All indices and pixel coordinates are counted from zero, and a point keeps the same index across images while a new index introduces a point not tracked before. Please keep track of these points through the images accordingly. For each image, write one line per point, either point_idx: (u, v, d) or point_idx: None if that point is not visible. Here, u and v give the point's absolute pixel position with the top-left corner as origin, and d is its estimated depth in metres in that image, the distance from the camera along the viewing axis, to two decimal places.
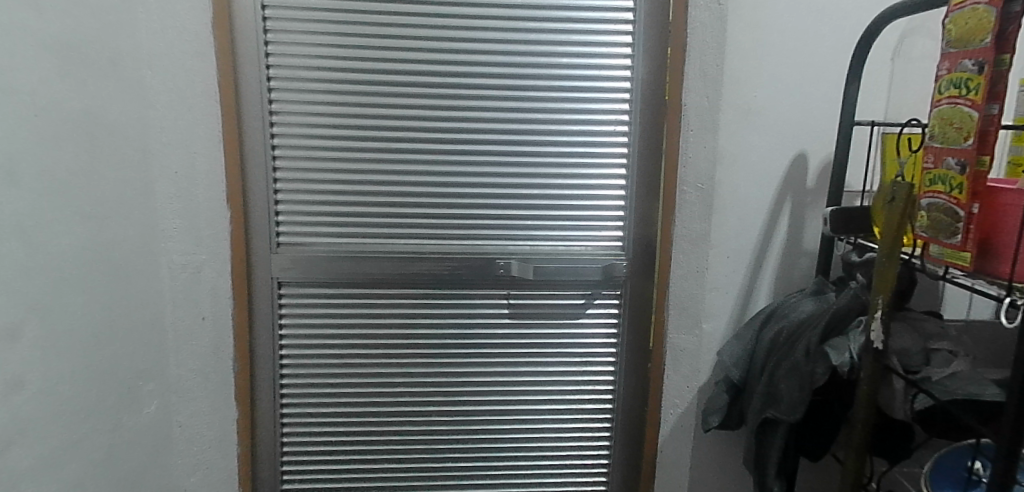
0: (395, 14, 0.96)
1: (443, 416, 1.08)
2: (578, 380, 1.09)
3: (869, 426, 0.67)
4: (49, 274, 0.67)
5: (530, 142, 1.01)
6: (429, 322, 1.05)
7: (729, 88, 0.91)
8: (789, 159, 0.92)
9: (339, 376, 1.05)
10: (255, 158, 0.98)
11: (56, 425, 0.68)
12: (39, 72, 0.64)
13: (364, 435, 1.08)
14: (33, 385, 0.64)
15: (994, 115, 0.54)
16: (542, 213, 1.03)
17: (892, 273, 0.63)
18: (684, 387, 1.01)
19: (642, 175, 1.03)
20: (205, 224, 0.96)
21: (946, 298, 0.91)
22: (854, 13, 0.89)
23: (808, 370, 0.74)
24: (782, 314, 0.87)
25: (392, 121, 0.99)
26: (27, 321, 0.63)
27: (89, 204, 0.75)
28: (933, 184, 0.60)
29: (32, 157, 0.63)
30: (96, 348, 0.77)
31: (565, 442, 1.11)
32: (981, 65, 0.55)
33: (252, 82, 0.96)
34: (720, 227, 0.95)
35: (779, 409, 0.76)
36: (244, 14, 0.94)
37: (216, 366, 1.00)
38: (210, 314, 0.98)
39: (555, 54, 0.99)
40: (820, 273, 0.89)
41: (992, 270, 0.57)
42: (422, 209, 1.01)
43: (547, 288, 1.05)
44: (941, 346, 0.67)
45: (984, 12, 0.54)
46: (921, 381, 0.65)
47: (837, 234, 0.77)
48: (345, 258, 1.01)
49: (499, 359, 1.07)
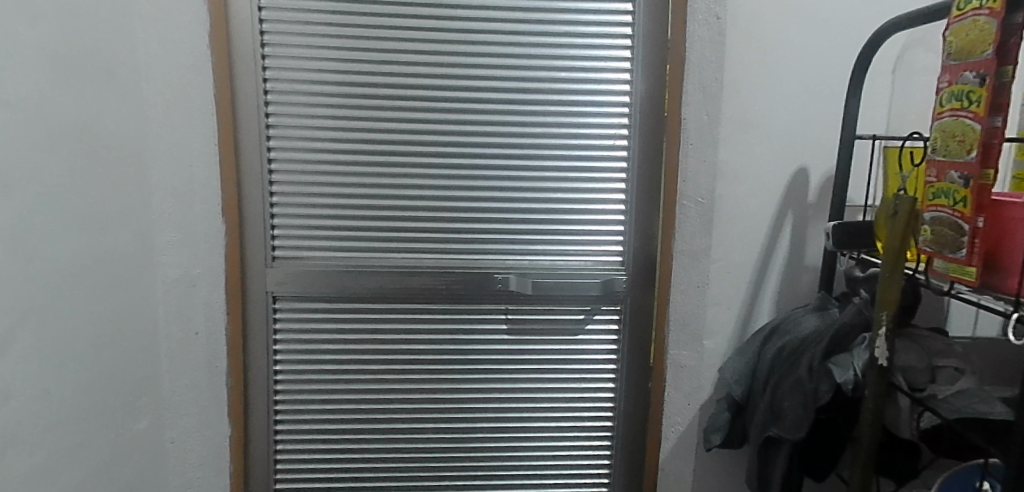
0: (396, 28, 0.96)
1: (441, 434, 1.06)
2: (578, 397, 1.07)
3: (875, 444, 0.65)
4: (40, 284, 0.65)
5: (529, 156, 1.00)
6: (428, 338, 1.04)
7: (729, 103, 0.91)
8: (789, 175, 0.92)
9: (337, 392, 1.04)
10: (253, 171, 0.97)
11: (46, 436, 0.67)
12: (32, 82, 0.64)
13: (360, 453, 1.06)
14: (21, 396, 0.62)
15: (998, 127, 0.53)
16: (541, 227, 1.02)
17: (898, 289, 0.62)
18: (684, 405, 1.00)
19: (642, 189, 1.02)
20: (200, 237, 0.95)
21: (951, 315, 0.90)
22: (853, 29, 0.89)
23: (811, 388, 0.72)
24: (785, 329, 0.85)
25: (390, 134, 0.98)
26: (17, 329, 0.62)
27: (81, 213, 0.74)
28: (937, 198, 0.60)
29: (23, 166, 0.62)
30: (86, 357, 0.75)
31: (566, 461, 1.09)
32: (982, 77, 0.54)
33: (250, 94, 0.96)
34: (722, 241, 0.94)
35: (783, 427, 0.74)
36: (242, 28, 0.94)
37: (209, 383, 0.99)
38: (203, 330, 0.97)
39: (554, 69, 0.99)
40: (823, 288, 0.87)
41: (999, 285, 0.55)
42: (422, 222, 1.00)
43: (545, 303, 1.04)
44: (947, 363, 0.66)
45: (985, 24, 0.54)
46: (927, 398, 0.64)
47: (840, 248, 0.75)
48: (344, 272, 1.00)
49: (498, 376, 1.05)
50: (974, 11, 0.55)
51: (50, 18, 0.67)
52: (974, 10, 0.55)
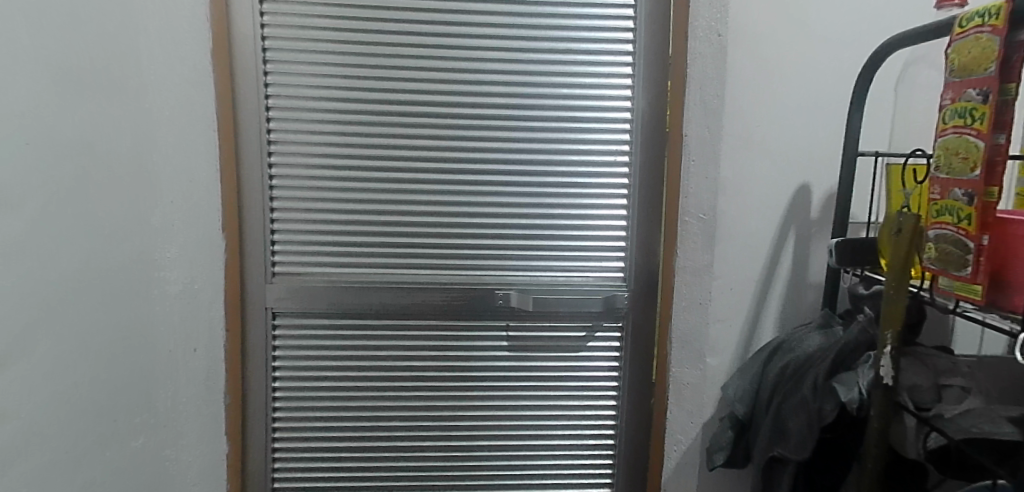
0: (400, 46, 0.96)
1: (440, 452, 1.05)
2: (578, 415, 1.06)
3: (879, 467, 0.64)
4: (37, 299, 0.65)
5: (530, 171, 1.00)
6: (428, 355, 1.03)
7: (728, 121, 0.91)
8: (790, 191, 0.92)
9: (336, 409, 1.03)
10: (253, 189, 0.98)
11: (40, 457, 0.65)
12: (31, 97, 0.63)
13: (358, 471, 1.05)
14: (16, 414, 0.61)
15: (1001, 145, 0.53)
16: (542, 243, 1.01)
17: (902, 307, 0.61)
18: (689, 423, 0.98)
19: (643, 204, 1.01)
20: (200, 253, 0.95)
21: (957, 333, 0.89)
22: (853, 46, 0.89)
23: (815, 407, 0.71)
24: (789, 348, 0.84)
25: (391, 150, 0.98)
26: (16, 345, 0.61)
27: (78, 228, 0.73)
28: (940, 215, 0.59)
29: (22, 184, 0.62)
30: (83, 374, 0.74)
31: (567, 480, 1.07)
32: (986, 94, 0.54)
33: (252, 112, 0.96)
34: (723, 258, 0.93)
35: (787, 447, 0.74)
36: (244, 44, 0.95)
37: (208, 400, 0.98)
38: (202, 347, 0.96)
39: (556, 85, 0.99)
40: (826, 306, 0.86)
41: (1003, 305, 0.55)
42: (422, 237, 1.00)
43: (546, 319, 1.03)
44: (953, 382, 0.64)
45: (988, 41, 0.53)
46: (933, 417, 0.62)
47: (843, 266, 0.75)
48: (345, 288, 0.99)
49: (498, 394, 1.04)
50: (976, 29, 0.55)
51: (51, 33, 0.67)
52: (976, 28, 0.55)
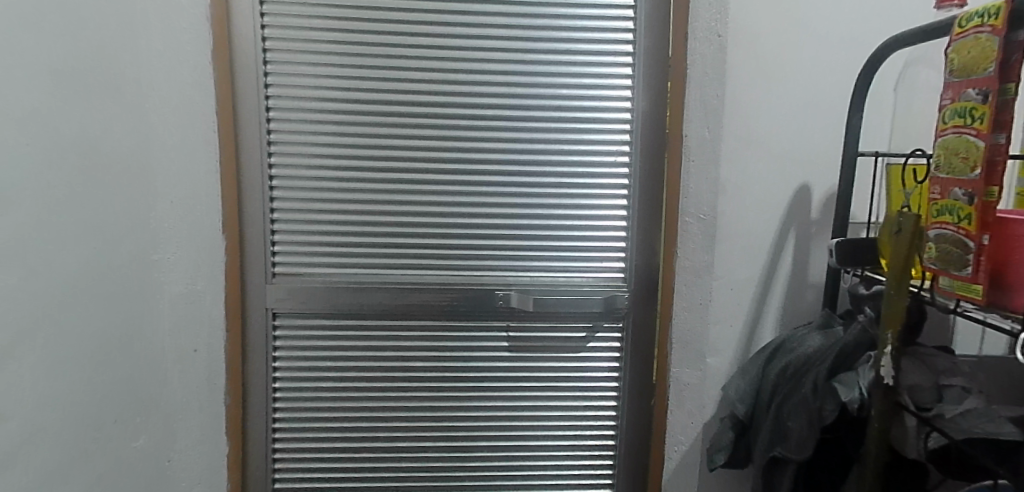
0: (399, 46, 0.97)
1: (440, 453, 1.05)
2: (579, 416, 1.06)
3: (879, 468, 0.64)
4: (38, 299, 0.65)
5: (530, 172, 1.00)
6: (428, 356, 1.03)
7: (727, 121, 0.91)
8: (789, 191, 0.92)
9: (336, 409, 1.03)
10: (253, 189, 0.98)
11: (40, 456, 0.65)
12: (31, 97, 0.63)
13: (359, 471, 1.05)
14: (17, 414, 0.61)
15: (1001, 144, 0.53)
16: (541, 243, 1.01)
17: (902, 306, 0.61)
18: (689, 423, 0.98)
19: (642, 205, 1.01)
20: (200, 253, 0.94)
21: (957, 333, 0.89)
22: (852, 46, 0.89)
23: (815, 407, 0.71)
24: (789, 348, 0.84)
25: (390, 150, 0.98)
26: (17, 345, 0.61)
27: (79, 228, 0.73)
28: (940, 215, 0.59)
29: (23, 184, 0.62)
30: (84, 374, 0.74)
31: (567, 480, 1.07)
32: (986, 94, 0.54)
33: (252, 112, 0.96)
34: (723, 259, 0.93)
35: (788, 447, 0.74)
36: (244, 44, 0.95)
37: (208, 401, 0.98)
38: (202, 347, 0.97)
39: (556, 86, 0.99)
40: (826, 306, 0.86)
41: (1004, 305, 0.55)
42: (422, 238, 1.00)
43: (546, 320, 1.02)
44: (953, 382, 0.64)
45: (987, 41, 0.53)
46: (933, 417, 0.62)
47: (844, 266, 0.75)
48: (345, 288, 0.99)
49: (498, 395, 1.04)
50: (976, 28, 0.55)
51: (52, 34, 0.67)
52: (976, 27, 0.55)
